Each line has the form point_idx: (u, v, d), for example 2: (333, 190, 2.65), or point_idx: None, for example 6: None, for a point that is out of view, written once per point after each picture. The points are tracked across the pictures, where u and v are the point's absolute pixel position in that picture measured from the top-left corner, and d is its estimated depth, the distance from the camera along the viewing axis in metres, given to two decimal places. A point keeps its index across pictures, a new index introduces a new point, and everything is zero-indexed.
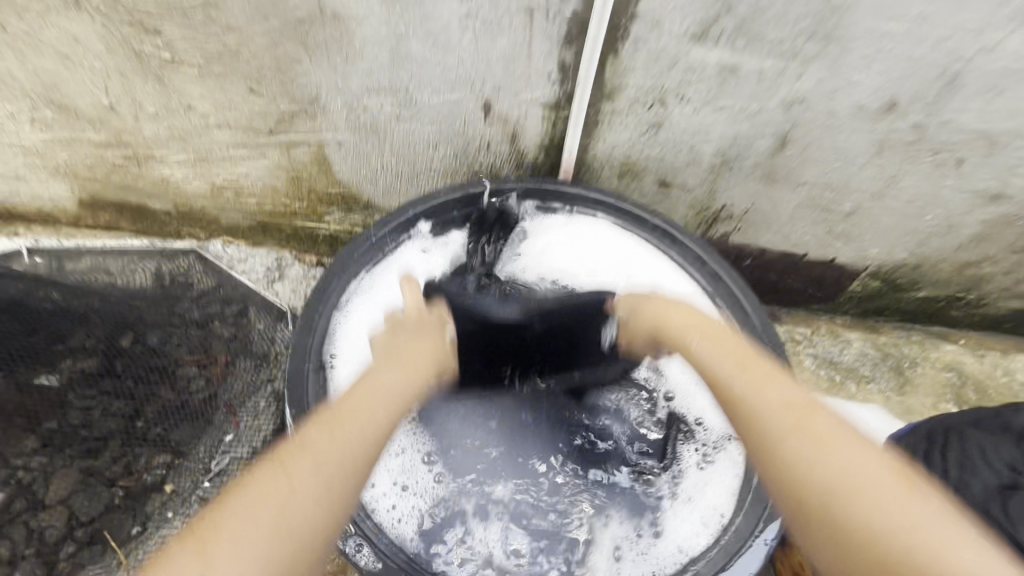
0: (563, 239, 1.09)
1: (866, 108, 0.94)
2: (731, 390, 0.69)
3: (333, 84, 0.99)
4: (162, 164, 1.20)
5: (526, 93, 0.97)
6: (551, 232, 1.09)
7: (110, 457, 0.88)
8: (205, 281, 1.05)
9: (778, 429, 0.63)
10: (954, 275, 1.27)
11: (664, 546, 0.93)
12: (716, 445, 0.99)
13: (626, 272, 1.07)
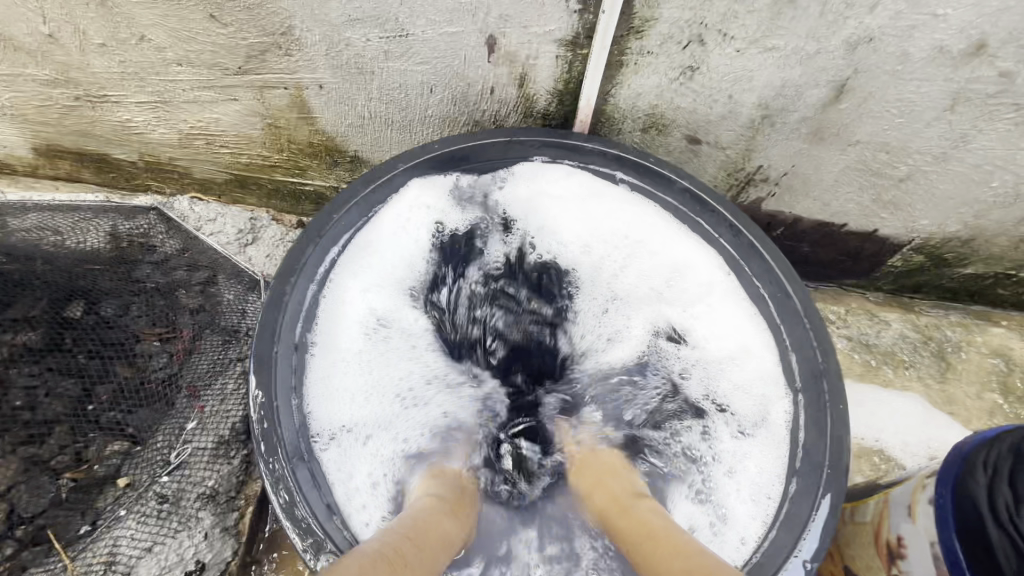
0: (569, 199, 0.93)
1: (947, 51, 0.78)
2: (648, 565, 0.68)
3: (308, 11, 0.83)
4: (121, 107, 1.05)
5: (538, 26, 0.81)
6: (552, 192, 0.93)
7: (58, 444, 0.76)
8: (168, 245, 0.94)
9: None
10: (1009, 250, 1.14)
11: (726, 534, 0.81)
12: (753, 419, 0.86)
13: (640, 241, 0.93)
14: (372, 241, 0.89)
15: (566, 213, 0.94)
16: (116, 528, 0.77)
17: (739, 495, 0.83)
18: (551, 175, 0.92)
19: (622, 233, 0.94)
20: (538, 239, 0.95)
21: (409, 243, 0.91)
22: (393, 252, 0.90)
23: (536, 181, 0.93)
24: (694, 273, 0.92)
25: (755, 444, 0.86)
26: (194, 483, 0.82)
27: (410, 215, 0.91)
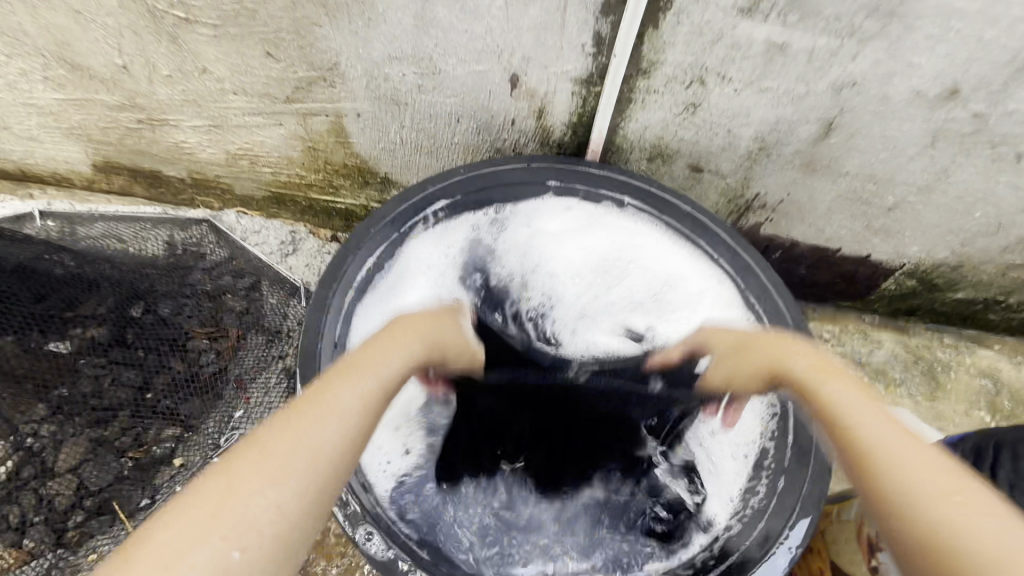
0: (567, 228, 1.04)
1: (924, 95, 0.87)
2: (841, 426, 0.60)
3: (354, 50, 0.94)
4: (176, 129, 1.16)
5: (556, 66, 0.91)
6: (550, 222, 1.03)
7: (119, 428, 0.85)
8: (217, 252, 1.04)
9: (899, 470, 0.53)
10: (997, 277, 1.21)
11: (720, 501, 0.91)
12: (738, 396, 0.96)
13: (634, 259, 1.04)
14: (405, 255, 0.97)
15: (563, 244, 1.05)
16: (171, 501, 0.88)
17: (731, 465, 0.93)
18: (559, 200, 1.01)
19: (614, 254, 1.04)
20: (538, 273, 1.06)
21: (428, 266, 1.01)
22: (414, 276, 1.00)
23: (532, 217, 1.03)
24: (682, 284, 1.02)
25: (741, 421, 0.95)
26: None
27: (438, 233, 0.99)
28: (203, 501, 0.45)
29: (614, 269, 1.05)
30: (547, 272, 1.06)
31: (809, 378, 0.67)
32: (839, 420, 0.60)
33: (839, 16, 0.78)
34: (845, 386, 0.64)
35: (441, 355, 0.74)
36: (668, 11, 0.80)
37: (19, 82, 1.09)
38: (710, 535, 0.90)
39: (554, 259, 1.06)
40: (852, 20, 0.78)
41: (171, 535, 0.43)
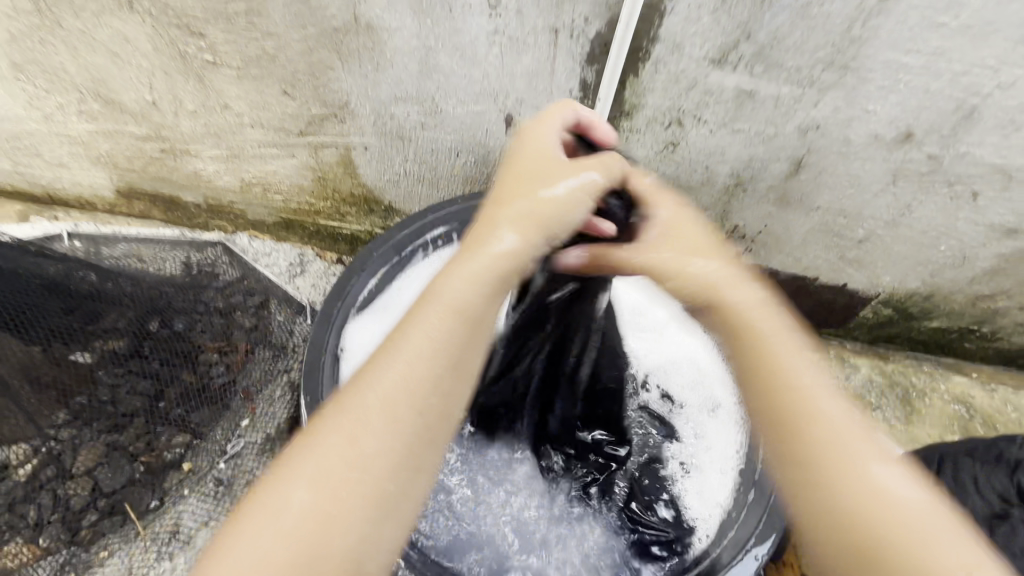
0: None
1: (882, 137, 0.95)
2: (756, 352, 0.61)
3: (363, 91, 1.03)
4: (196, 158, 1.25)
5: (547, 108, 1.01)
6: None
7: (133, 433, 0.91)
8: (230, 272, 1.11)
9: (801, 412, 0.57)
10: (968, 307, 1.27)
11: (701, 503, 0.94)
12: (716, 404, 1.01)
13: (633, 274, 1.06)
14: (406, 278, 1.03)
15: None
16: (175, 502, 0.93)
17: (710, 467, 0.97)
18: None
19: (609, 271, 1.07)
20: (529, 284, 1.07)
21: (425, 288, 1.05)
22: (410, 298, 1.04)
23: None
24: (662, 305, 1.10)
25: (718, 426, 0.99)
26: (244, 471, 0.97)
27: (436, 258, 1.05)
28: (338, 431, 0.55)
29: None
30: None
31: (643, 258, 0.69)
32: (765, 356, 0.60)
33: (799, 67, 0.87)
34: (676, 254, 0.68)
35: (621, 162, 0.72)
36: (646, 61, 0.89)
37: (55, 115, 1.19)
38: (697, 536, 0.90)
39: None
40: (811, 71, 0.87)
41: (340, 439, 0.54)
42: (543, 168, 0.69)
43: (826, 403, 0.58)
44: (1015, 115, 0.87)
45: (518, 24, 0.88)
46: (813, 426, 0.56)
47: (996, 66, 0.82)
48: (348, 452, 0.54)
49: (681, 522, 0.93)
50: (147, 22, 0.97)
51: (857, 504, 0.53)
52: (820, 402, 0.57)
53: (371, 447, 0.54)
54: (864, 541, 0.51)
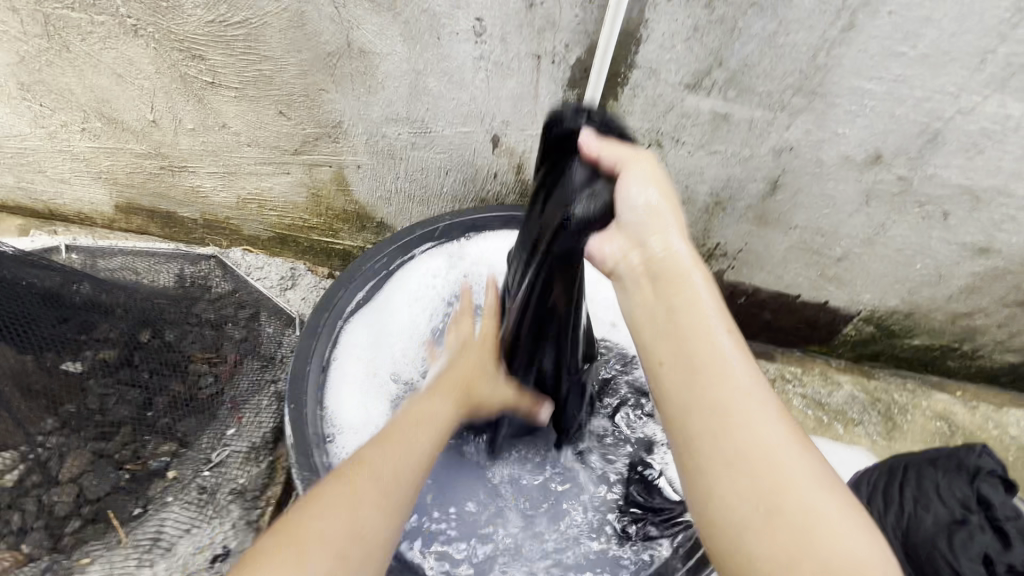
0: None
1: (853, 159, 0.99)
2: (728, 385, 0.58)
3: (355, 112, 1.07)
4: (194, 175, 1.29)
5: (532, 129, 1.05)
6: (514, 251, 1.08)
7: (121, 441, 0.92)
8: (223, 285, 1.14)
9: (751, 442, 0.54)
10: (947, 325, 1.29)
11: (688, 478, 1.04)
12: None
13: None
14: (393, 290, 1.06)
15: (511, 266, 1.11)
16: (158, 509, 0.91)
17: None
18: None
19: None
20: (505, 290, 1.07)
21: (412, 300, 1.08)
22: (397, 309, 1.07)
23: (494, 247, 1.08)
24: None
25: None
26: (228, 479, 0.96)
27: (424, 271, 1.09)
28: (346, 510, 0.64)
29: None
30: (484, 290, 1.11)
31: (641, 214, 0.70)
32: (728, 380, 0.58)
33: (770, 93, 0.91)
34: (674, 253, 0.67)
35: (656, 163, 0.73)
36: (625, 86, 0.94)
37: (59, 133, 1.23)
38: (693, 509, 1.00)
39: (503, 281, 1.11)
40: (781, 96, 0.91)
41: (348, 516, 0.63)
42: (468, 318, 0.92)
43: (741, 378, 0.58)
44: (978, 138, 0.91)
45: (502, 51, 0.92)
46: (771, 457, 0.54)
47: (955, 92, 0.86)
48: (344, 517, 0.63)
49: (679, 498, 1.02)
50: (150, 45, 1.02)
51: (734, 450, 0.54)
52: (738, 380, 0.58)
53: (360, 515, 0.63)
54: (762, 482, 0.52)
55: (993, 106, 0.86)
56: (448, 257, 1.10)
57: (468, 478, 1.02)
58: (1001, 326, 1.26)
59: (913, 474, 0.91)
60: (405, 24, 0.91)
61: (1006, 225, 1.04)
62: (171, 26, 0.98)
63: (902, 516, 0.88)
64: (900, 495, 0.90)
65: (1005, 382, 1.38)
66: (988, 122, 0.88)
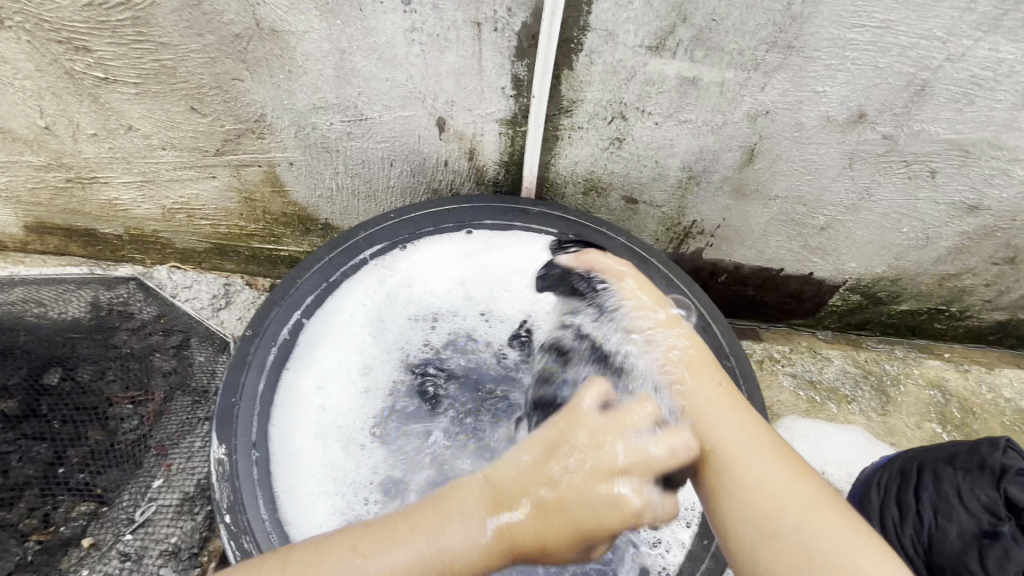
0: (456, 263, 0.99)
1: (834, 119, 0.90)
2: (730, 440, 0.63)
3: (278, 102, 0.94)
4: (107, 187, 1.14)
5: (481, 109, 0.93)
6: (441, 258, 0.99)
7: (26, 507, 0.80)
8: (147, 311, 0.99)
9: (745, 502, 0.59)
10: (935, 288, 1.23)
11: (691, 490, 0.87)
12: None
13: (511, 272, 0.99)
14: (333, 309, 0.93)
15: (447, 265, 0.99)
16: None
17: None
18: (491, 241, 0.99)
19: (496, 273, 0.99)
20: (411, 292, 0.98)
21: (356, 316, 0.94)
22: (340, 327, 0.93)
23: (422, 257, 0.98)
24: None
25: None
26: (157, 540, 0.83)
27: (376, 285, 0.96)
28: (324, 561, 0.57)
29: (510, 271, 0.99)
30: (421, 296, 0.98)
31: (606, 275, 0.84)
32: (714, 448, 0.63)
33: (742, 50, 0.81)
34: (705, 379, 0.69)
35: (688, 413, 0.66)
36: (580, 53, 0.83)
37: None
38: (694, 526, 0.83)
39: (440, 284, 0.99)
40: (754, 53, 0.81)
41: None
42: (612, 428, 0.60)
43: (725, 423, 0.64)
44: (968, 88, 0.83)
45: (437, 20, 0.80)
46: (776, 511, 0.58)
47: (944, 37, 0.77)
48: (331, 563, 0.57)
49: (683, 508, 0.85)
50: (23, 39, 0.86)
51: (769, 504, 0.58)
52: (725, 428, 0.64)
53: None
54: (757, 516, 0.58)
55: (985, 50, 0.78)
56: (391, 262, 0.97)
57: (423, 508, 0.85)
58: (989, 285, 1.20)
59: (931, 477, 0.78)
60: None
61: (997, 180, 0.97)
62: (42, 13, 0.82)
63: (923, 528, 0.74)
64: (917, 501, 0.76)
65: (992, 340, 1.34)
66: (979, 68, 0.80)
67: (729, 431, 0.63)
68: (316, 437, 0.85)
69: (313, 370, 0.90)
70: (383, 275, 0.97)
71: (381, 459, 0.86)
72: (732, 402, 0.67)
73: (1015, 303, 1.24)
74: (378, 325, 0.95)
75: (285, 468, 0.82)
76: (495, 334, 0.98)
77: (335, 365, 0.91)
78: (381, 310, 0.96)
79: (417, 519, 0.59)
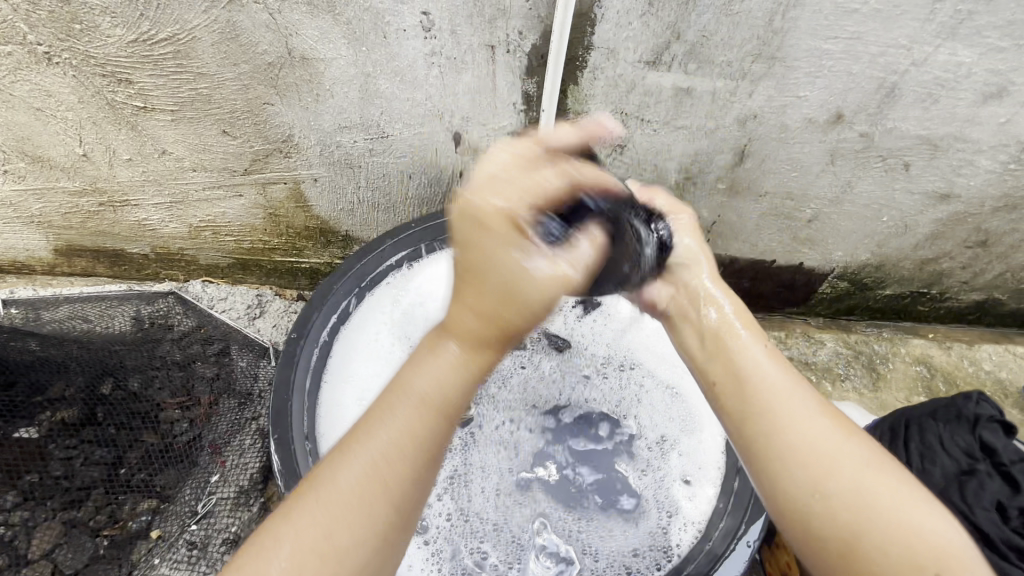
0: None
1: (815, 121, 0.99)
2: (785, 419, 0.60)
3: (305, 123, 1.01)
4: (138, 209, 1.20)
5: (494, 122, 1.01)
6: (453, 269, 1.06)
7: (94, 506, 0.90)
8: (185, 323, 1.08)
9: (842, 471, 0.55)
10: (916, 272, 1.32)
11: (705, 456, 0.93)
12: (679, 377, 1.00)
13: None
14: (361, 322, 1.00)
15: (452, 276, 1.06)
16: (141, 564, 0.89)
17: (696, 418, 0.96)
18: None
19: None
20: (428, 304, 1.04)
21: (383, 326, 1.02)
22: (368, 339, 1.00)
23: (436, 269, 1.06)
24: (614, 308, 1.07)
25: (689, 387, 0.99)
26: (218, 530, 0.94)
27: (396, 300, 1.04)
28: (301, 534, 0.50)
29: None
30: (433, 311, 1.04)
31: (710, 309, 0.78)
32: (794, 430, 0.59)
33: (730, 62, 0.90)
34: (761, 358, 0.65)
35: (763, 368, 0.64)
36: (584, 69, 0.91)
37: None
38: (712, 494, 0.89)
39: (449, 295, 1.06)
40: (742, 64, 0.90)
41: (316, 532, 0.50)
42: (517, 190, 0.55)
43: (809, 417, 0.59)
44: (932, 89, 0.92)
45: (454, 44, 0.88)
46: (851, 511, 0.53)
47: (909, 45, 0.87)
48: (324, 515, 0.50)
49: (696, 476, 0.91)
50: (69, 74, 0.93)
51: (881, 524, 0.52)
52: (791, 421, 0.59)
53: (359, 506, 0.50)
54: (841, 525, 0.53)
55: (945, 55, 0.87)
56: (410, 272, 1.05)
57: (452, 483, 0.91)
58: (964, 267, 1.30)
59: (915, 429, 0.88)
60: (348, 25, 0.86)
61: (964, 170, 1.06)
62: (88, 50, 0.90)
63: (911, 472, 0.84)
64: (905, 449, 0.86)
65: (972, 320, 1.44)
66: (941, 71, 0.90)
67: (772, 393, 0.61)
68: None
69: (353, 385, 0.96)
70: (399, 289, 1.04)
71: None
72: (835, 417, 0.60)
73: (990, 283, 1.34)
74: (404, 336, 1.02)
75: None
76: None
77: (373, 378, 0.98)
78: (403, 326, 1.02)
79: (359, 433, 0.53)
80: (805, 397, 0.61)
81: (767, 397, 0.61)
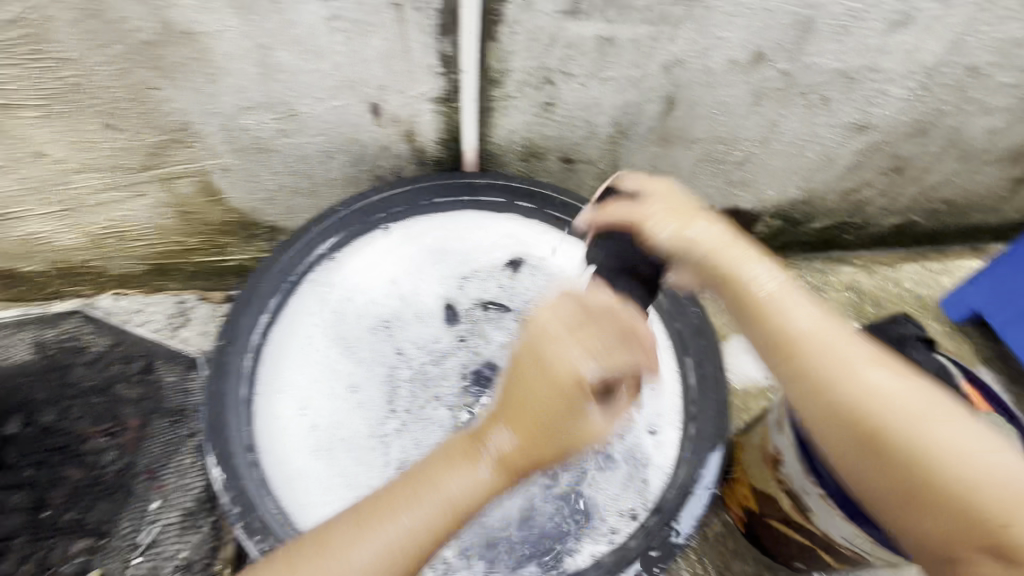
0: (400, 259, 1.01)
1: (737, 62, 0.99)
2: (837, 379, 0.65)
3: (202, 107, 0.91)
4: (23, 222, 1.06)
5: (413, 90, 0.94)
6: (381, 256, 1.00)
7: (20, 555, 0.88)
8: (98, 342, 1.04)
9: (889, 422, 0.61)
10: (840, 203, 1.38)
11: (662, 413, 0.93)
12: None
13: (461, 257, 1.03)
14: (288, 327, 0.93)
15: (378, 265, 1.00)
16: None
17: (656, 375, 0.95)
18: (418, 224, 1.02)
19: (442, 254, 1.02)
20: (358, 297, 0.98)
21: (312, 325, 0.95)
22: (297, 346, 0.94)
23: (362, 255, 0.99)
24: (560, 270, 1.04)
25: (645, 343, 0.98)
26: (167, 557, 0.92)
27: (323, 293, 0.96)
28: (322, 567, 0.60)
29: (429, 259, 1.02)
30: (365, 306, 0.98)
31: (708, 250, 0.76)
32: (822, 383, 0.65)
33: (650, 7, 0.87)
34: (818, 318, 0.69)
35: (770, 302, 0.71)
36: (502, 23, 0.86)
37: None
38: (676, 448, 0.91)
39: (376, 283, 0.99)
40: (661, 8, 0.87)
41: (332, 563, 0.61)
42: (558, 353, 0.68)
43: (870, 380, 0.64)
44: (844, 21, 0.93)
45: (356, 7, 0.80)
46: (921, 468, 0.58)
47: None
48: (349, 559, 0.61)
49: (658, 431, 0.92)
50: None
51: (930, 471, 0.58)
52: (838, 386, 0.64)
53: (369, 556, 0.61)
54: (893, 481, 0.60)
55: None
56: (334, 261, 0.97)
57: None
58: (884, 195, 1.36)
59: None
60: None
61: (878, 100, 1.10)
62: None
63: None
64: None
65: (893, 242, 1.53)
66: (852, 2, 0.90)
67: (826, 343, 0.67)
68: (315, 454, 0.88)
69: (291, 395, 0.91)
70: (324, 281, 0.96)
71: (378, 457, 0.90)
72: (888, 362, 0.66)
73: (908, 206, 1.41)
74: (335, 334, 0.95)
75: (288, 486, 0.85)
76: (438, 329, 0.99)
77: (313, 385, 0.92)
78: (335, 327, 0.96)
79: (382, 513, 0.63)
80: (861, 344, 0.67)
81: (819, 351, 0.67)
